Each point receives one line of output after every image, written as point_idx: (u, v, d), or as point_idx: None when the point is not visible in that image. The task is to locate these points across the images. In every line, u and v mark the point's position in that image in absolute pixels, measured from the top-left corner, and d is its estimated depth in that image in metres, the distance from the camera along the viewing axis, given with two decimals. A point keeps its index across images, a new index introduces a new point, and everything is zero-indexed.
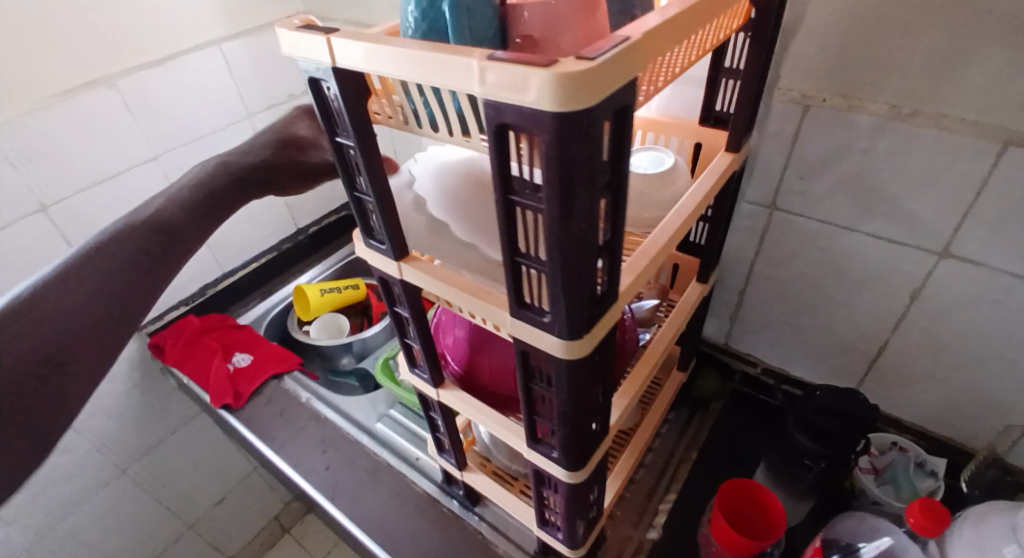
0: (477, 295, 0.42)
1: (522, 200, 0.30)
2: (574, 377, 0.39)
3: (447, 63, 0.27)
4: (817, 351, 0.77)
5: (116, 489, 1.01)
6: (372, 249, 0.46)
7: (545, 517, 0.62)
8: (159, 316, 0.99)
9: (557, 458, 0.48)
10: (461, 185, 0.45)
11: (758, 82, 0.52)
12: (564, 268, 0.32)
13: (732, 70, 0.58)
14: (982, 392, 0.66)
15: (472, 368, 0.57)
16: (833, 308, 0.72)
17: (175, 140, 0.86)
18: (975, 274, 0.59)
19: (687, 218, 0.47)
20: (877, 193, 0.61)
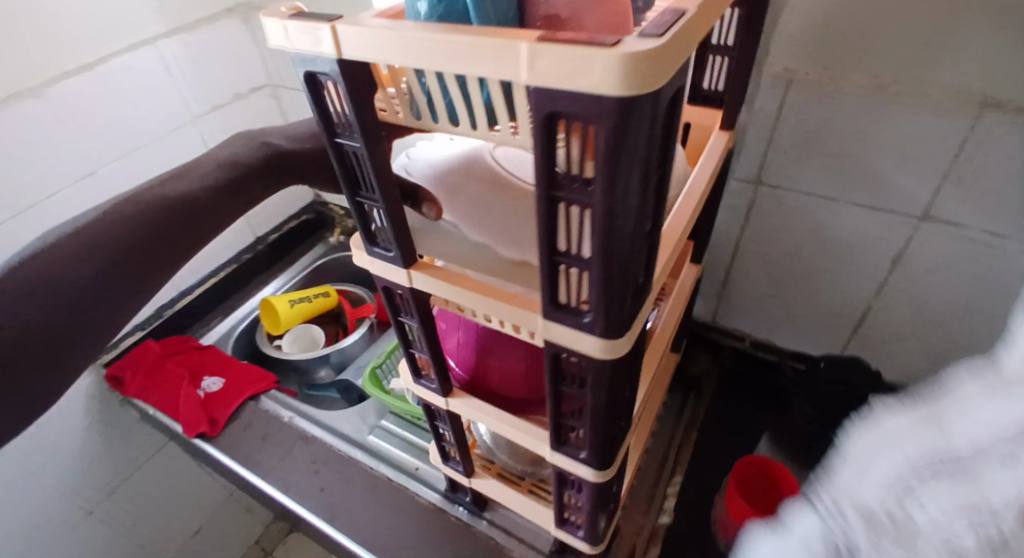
0: (500, 298, 0.40)
1: (568, 195, 0.28)
2: (612, 377, 0.37)
3: (488, 48, 0.24)
4: (805, 322, 0.79)
5: (84, 534, 0.93)
6: (375, 257, 0.42)
7: (564, 516, 0.61)
8: (114, 344, 0.90)
9: (585, 459, 0.47)
10: (462, 177, 0.41)
11: (750, 58, 0.51)
12: (613, 265, 0.30)
13: (721, 47, 0.56)
14: (964, 349, 0.69)
15: (481, 374, 0.54)
16: (820, 280, 0.73)
17: (115, 152, 0.78)
18: (957, 239, 0.60)
19: (698, 202, 0.46)
20: (859, 166, 0.60)
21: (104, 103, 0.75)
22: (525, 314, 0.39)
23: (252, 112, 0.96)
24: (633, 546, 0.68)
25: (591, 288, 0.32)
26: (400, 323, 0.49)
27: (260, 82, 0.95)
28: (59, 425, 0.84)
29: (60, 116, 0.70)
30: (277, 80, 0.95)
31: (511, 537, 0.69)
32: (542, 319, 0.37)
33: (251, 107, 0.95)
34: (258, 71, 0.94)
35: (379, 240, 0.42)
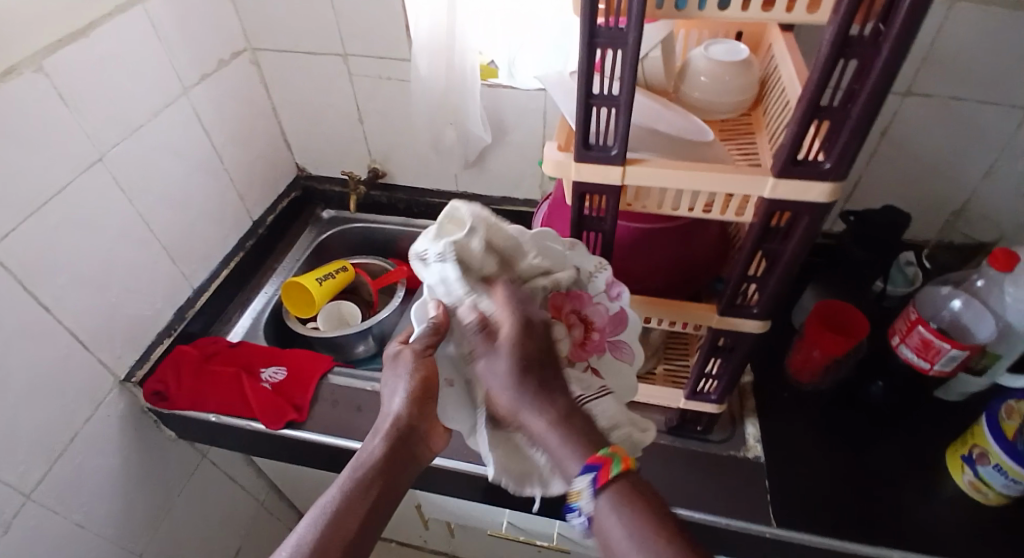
0: (727, 173, 0.44)
1: (859, 51, 0.36)
2: (825, 217, 0.45)
3: None
4: None
5: None
6: (585, 161, 0.46)
7: (696, 386, 0.68)
8: (143, 357, 0.83)
9: (755, 312, 0.56)
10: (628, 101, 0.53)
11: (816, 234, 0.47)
12: (874, 114, 0.38)
13: (765, 272, 0.52)
14: (944, 193, 0.82)
15: (630, 272, 0.60)
16: None
17: (115, 135, 0.73)
18: (927, 105, 0.74)
19: (714, 203, 0.48)
20: None
21: (96, 81, 0.69)
22: (751, 181, 0.44)
23: (237, 78, 0.93)
24: (732, 407, 0.77)
25: (841, 139, 0.40)
26: (580, 232, 0.54)
27: (241, 45, 0.92)
28: (98, 459, 0.78)
29: (61, 90, 0.65)
30: (258, 43, 0.94)
31: None
32: (774, 178, 0.43)
33: (236, 73, 0.92)
34: (237, 34, 0.91)
35: (594, 144, 0.45)
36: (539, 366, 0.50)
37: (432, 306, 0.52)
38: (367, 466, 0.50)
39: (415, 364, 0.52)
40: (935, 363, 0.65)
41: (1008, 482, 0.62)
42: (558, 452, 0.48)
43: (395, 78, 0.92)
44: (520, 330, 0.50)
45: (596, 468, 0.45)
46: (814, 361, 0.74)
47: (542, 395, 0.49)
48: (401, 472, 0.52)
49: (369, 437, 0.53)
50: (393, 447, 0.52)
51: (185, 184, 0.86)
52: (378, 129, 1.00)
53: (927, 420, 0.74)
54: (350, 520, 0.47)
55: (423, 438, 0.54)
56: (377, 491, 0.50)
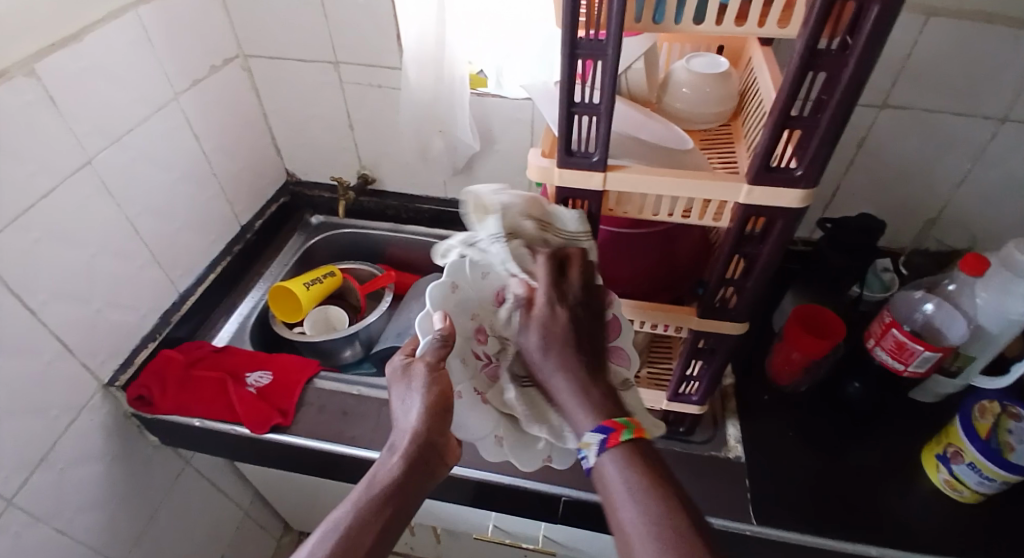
0: (704, 180, 0.46)
1: (827, 63, 0.38)
2: (799, 222, 0.47)
3: None
4: None
5: None
6: (568, 166, 0.47)
7: (678, 389, 0.70)
8: (127, 361, 0.83)
9: (734, 315, 0.57)
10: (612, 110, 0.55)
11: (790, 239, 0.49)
12: (842, 123, 0.40)
13: (742, 276, 0.54)
14: (919, 202, 0.85)
15: (614, 276, 0.62)
16: None
17: (103, 140, 0.73)
18: (902, 117, 0.76)
19: (691, 208, 0.49)
20: None
21: (87, 86, 0.69)
22: (727, 188, 0.46)
23: (227, 84, 0.93)
24: (714, 410, 0.79)
25: (811, 148, 0.41)
26: None
27: (232, 53, 0.93)
28: (81, 463, 0.77)
29: (53, 95, 0.65)
30: (249, 50, 0.94)
31: None
32: (749, 184, 0.45)
33: (226, 78, 0.93)
34: (228, 40, 0.92)
35: (577, 151, 0.47)
36: (568, 333, 0.50)
37: (439, 318, 0.51)
38: (382, 483, 0.50)
39: (428, 378, 0.50)
40: (909, 364, 0.67)
41: (982, 480, 0.64)
42: (571, 411, 0.48)
43: (385, 86, 0.93)
44: (552, 297, 0.50)
45: (609, 430, 0.46)
46: (794, 365, 0.76)
47: (568, 360, 0.49)
48: (414, 490, 0.51)
49: (387, 452, 0.52)
50: (407, 463, 0.50)
51: (174, 188, 0.86)
52: (367, 136, 1.01)
53: (903, 423, 0.76)
54: (365, 536, 0.47)
55: (440, 454, 0.52)
56: (393, 504, 0.50)
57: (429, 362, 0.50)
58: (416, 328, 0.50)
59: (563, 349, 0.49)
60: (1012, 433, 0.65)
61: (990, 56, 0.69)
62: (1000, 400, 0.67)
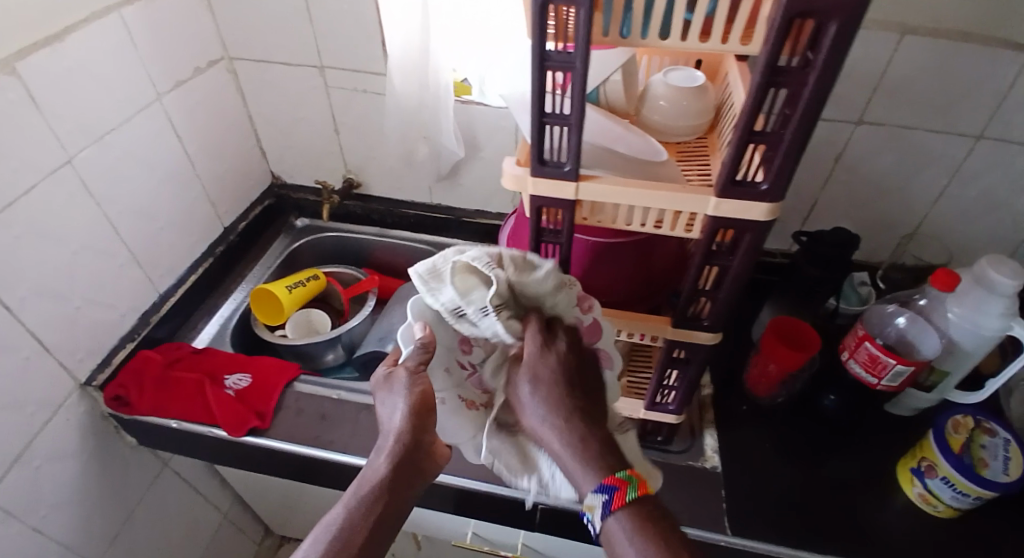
0: (673, 191, 0.47)
1: (788, 79, 0.38)
2: (766, 234, 0.48)
3: None
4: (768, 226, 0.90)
5: None
6: (541, 175, 0.48)
7: (655, 398, 0.70)
8: (104, 362, 0.83)
9: (707, 325, 0.58)
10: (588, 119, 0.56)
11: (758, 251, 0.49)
12: (804, 139, 0.41)
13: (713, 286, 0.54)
14: (896, 217, 0.86)
15: (590, 285, 0.62)
16: None
17: (85, 139, 0.73)
18: (878, 133, 0.78)
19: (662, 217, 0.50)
20: None
21: (70, 85, 0.70)
22: (695, 200, 0.46)
23: (212, 86, 0.94)
24: (691, 420, 0.79)
25: (775, 161, 0.42)
26: (538, 243, 0.56)
27: (217, 55, 0.94)
28: (55, 464, 0.76)
29: (34, 93, 0.65)
30: (235, 53, 0.95)
31: None
32: (716, 197, 0.45)
33: (212, 80, 0.93)
34: (214, 43, 0.92)
35: (549, 160, 0.48)
36: (561, 387, 0.51)
37: (420, 327, 0.52)
38: (369, 486, 0.50)
39: (410, 383, 0.51)
40: (883, 378, 0.68)
41: (956, 494, 0.65)
42: (573, 472, 0.49)
43: (370, 91, 0.94)
44: (540, 354, 0.52)
45: (610, 489, 0.46)
46: (769, 376, 0.77)
47: (566, 417, 0.50)
48: (403, 494, 0.51)
49: (373, 455, 0.52)
50: (395, 466, 0.50)
51: (157, 189, 0.87)
52: (353, 140, 1.02)
53: (876, 433, 0.77)
54: (354, 541, 0.48)
55: (427, 455, 0.52)
56: (384, 507, 0.50)
57: (410, 365, 0.52)
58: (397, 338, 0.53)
59: (554, 401, 0.50)
60: (985, 448, 0.67)
61: (962, 75, 0.70)
62: (974, 414, 0.69)
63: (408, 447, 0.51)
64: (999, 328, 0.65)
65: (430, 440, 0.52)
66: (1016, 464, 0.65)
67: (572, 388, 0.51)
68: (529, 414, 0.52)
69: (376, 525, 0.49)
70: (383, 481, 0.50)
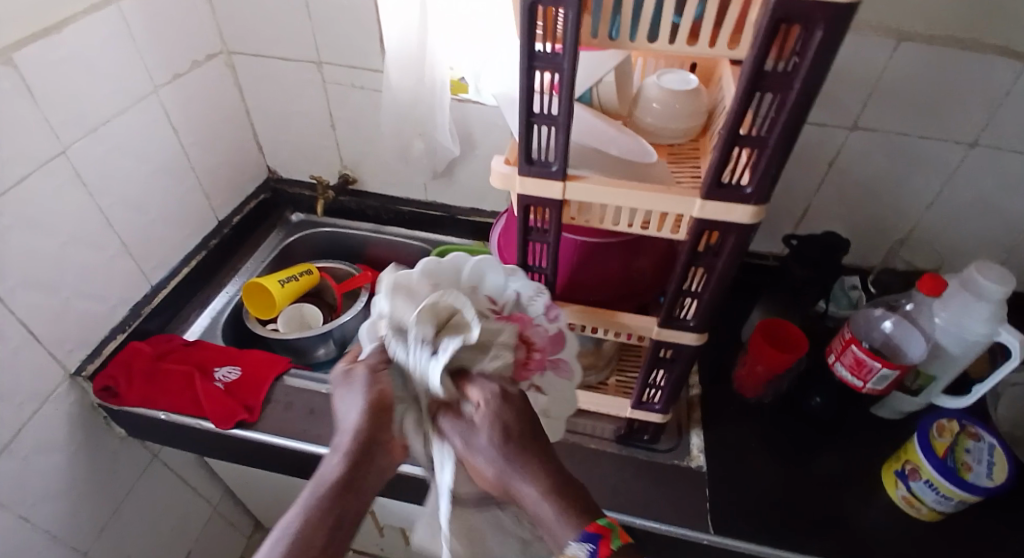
0: (659, 192, 0.47)
1: (774, 83, 0.39)
2: (751, 236, 0.48)
3: None
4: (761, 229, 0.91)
5: None
6: (529, 174, 0.48)
7: (641, 396, 0.71)
8: (95, 353, 0.83)
9: (693, 326, 0.58)
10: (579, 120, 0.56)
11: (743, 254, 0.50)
12: (789, 143, 0.41)
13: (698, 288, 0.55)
14: (888, 222, 0.86)
15: (577, 285, 0.62)
16: None
17: (79, 131, 0.73)
18: (871, 138, 0.78)
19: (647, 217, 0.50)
20: None
21: (65, 76, 0.70)
22: (680, 201, 0.47)
23: (210, 79, 0.94)
24: (678, 420, 0.79)
25: (760, 164, 0.42)
26: (525, 241, 0.57)
27: (216, 49, 0.94)
28: (43, 454, 0.77)
29: (30, 84, 0.65)
30: (233, 46, 0.95)
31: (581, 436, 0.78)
32: (701, 199, 0.46)
33: (210, 73, 0.93)
34: (212, 35, 0.92)
35: (537, 160, 0.48)
36: (522, 432, 0.49)
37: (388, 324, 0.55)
38: (327, 484, 0.46)
39: (371, 380, 0.51)
40: (868, 381, 0.68)
41: (938, 497, 0.66)
42: (548, 520, 0.46)
43: (367, 87, 0.94)
44: (497, 401, 0.50)
45: (595, 537, 0.44)
46: (757, 376, 0.77)
47: (533, 462, 0.48)
48: (365, 489, 0.48)
49: (330, 456, 0.48)
50: (351, 465, 0.47)
51: (152, 181, 0.87)
52: (350, 136, 1.02)
53: (862, 436, 0.77)
54: (313, 543, 0.43)
55: (385, 449, 0.49)
56: (347, 503, 0.46)
57: (373, 364, 0.53)
58: None
59: (513, 443, 0.48)
60: (970, 452, 0.67)
61: (956, 82, 0.70)
62: (959, 419, 0.69)
63: (366, 448, 0.48)
64: (983, 333, 0.66)
65: (389, 435, 0.49)
66: (998, 469, 0.65)
67: (531, 437, 0.49)
68: (493, 466, 0.48)
69: (335, 528, 0.45)
70: (343, 479, 0.46)
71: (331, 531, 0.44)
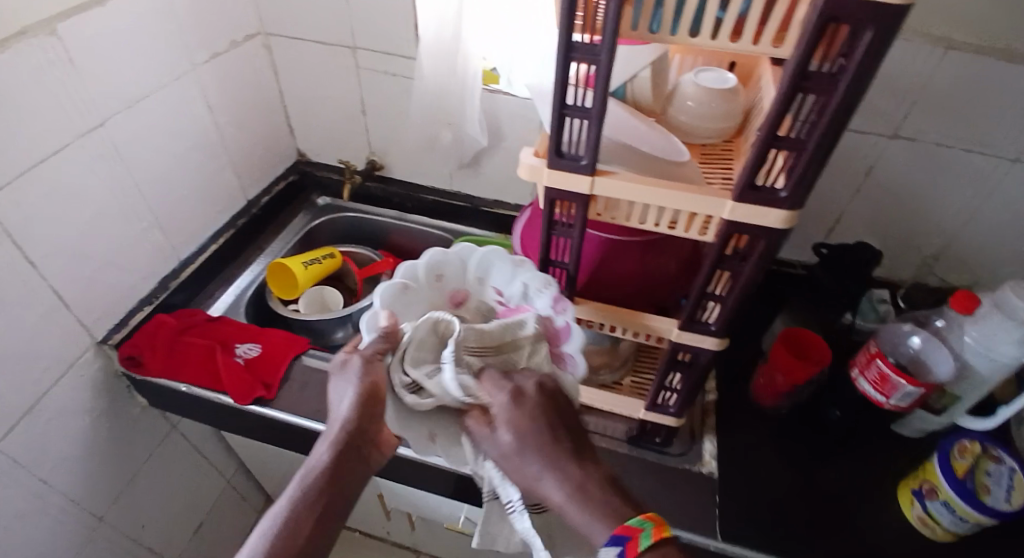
0: (689, 192, 0.46)
1: (817, 85, 0.38)
2: (781, 242, 0.47)
3: None
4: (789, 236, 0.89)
5: (103, 531, 0.91)
6: (558, 167, 0.48)
7: (656, 399, 0.70)
8: (122, 322, 0.85)
9: (714, 331, 0.57)
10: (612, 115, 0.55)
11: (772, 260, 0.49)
12: (827, 148, 0.40)
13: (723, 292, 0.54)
14: (922, 236, 0.84)
15: (598, 282, 0.62)
16: None
17: (117, 105, 0.75)
18: (911, 148, 0.76)
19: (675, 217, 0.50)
20: None
21: (107, 50, 0.71)
22: (711, 202, 0.46)
23: (246, 59, 0.95)
24: (692, 424, 0.79)
25: (796, 168, 0.41)
26: (549, 235, 0.56)
27: (254, 29, 0.95)
28: (68, 418, 0.79)
29: (72, 56, 0.67)
30: (271, 27, 0.96)
31: (592, 434, 0.77)
32: (732, 201, 0.45)
33: (247, 53, 0.95)
34: (251, 16, 0.93)
35: (566, 153, 0.47)
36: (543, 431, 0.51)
37: (385, 316, 0.57)
38: (315, 472, 0.51)
39: (365, 369, 0.54)
40: (890, 398, 0.67)
41: (954, 518, 0.64)
42: (580, 522, 0.47)
43: (400, 73, 0.94)
44: (512, 404, 0.52)
45: (623, 540, 0.43)
46: (776, 387, 0.76)
47: (553, 461, 0.49)
48: (351, 476, 0.52)
49: (318, 445, 0.53)
50: (339, 453, 0.51)
51: (185, 158, 0.88)
52: (379, 121, 1.02)
53: (881, 455, 0.76)
54: (304, 523, 0.49)
55: (371, 443, 0.53)
56: (334, 489, 0.51)
57: (367, 352, 0.55)
58: (362, 325, 0.57)
59: (535, 441, 0.50)
60: (989, 475, 0.65)
61: (1004, 94, 0.68)
62: (982, 440, 0.67)
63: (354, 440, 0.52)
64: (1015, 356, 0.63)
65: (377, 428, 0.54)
66: (1019, 493, 0.63)
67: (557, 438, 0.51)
68: (513, 462, 0.51)
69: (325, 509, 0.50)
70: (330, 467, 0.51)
71: (324, 514, 0.50)
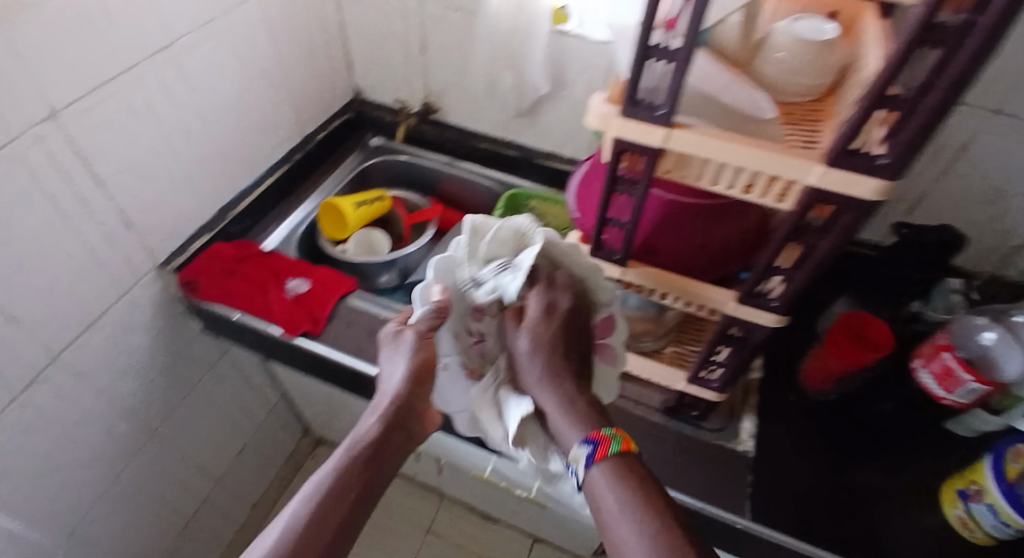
0: (773, 154, 0.43)
1: (942, 38, 0.33)
2: (868, 215, 0.43)
3: None
4: None
5: (156, 442, 0.97)
6: (631, 117, 0.45)
7: (699, 372, 0.68)
8: (182, 248, 0.88)
9: (775, 307, 0.54)
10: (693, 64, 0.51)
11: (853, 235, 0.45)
12: (942, 112, 0.35)
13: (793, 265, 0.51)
14: (1013, 225, 0.77)
15: (656, 246, 0.59)
16: None
17: (182, 27, 0.74)
18: (1018, 125, 0.68)
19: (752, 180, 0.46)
20: None
21: None
22: (796, 166, 0.42)
23: None
24: (733, 401, 0.76)
25: (901, 133, 0.38)
26: (611, 192, 0.54)
27: None
28: (128, 334, 0.83)
29: None
30: None
31: (629, 402, 0.77)
32: (822, 166, 0.41)
33: None
34: None
35: (643, 101, 0.44)
36: (551, 353, 0.56)
37: (437, 291, 0.56)
38: (365, 440, 0.54)
39: (417, 344, 0.55)
40: (952, 393, 0.63)
41: (998, 523, 0.61)
42: (561, 430, 0.54)
43: (464, 11, 0.90)
44: (542, 313, 0.56)
45: (594, 442, 0.51)
46: (828, 371, 0.72)
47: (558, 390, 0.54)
48: (397, 448, 0.55)
49: (367, 415, 0.56)
50: (388, 423, 0.54)
51: (246, 87, 0.88)
52: (438, 62, 0.99)
53: (934, 452, 0.72)
54: (353, 486, 0.51)
55: (417, 417, 0.56)
56: (381, 458, 0.54)
57: (423, 326, 0.55)
58: (413, 298, 0.56)
59: (546, 357, 0.56)
60: None
61: None
62: None
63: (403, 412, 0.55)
64: None
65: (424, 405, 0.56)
66: None
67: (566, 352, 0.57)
68: (524, 370, 0.56)
69: (372, 474, 0.53)
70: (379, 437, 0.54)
71: (370, 479, 0.53)
